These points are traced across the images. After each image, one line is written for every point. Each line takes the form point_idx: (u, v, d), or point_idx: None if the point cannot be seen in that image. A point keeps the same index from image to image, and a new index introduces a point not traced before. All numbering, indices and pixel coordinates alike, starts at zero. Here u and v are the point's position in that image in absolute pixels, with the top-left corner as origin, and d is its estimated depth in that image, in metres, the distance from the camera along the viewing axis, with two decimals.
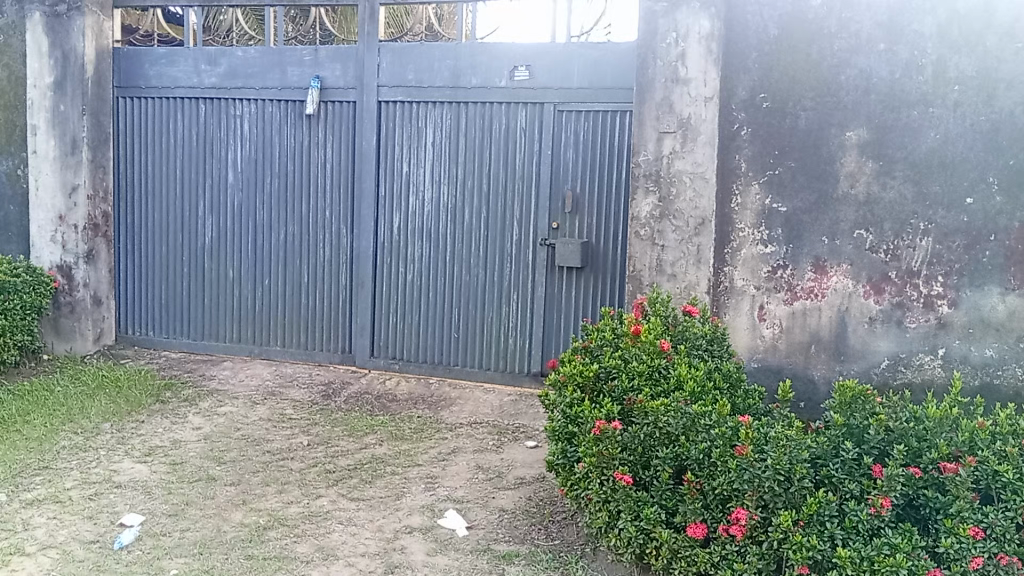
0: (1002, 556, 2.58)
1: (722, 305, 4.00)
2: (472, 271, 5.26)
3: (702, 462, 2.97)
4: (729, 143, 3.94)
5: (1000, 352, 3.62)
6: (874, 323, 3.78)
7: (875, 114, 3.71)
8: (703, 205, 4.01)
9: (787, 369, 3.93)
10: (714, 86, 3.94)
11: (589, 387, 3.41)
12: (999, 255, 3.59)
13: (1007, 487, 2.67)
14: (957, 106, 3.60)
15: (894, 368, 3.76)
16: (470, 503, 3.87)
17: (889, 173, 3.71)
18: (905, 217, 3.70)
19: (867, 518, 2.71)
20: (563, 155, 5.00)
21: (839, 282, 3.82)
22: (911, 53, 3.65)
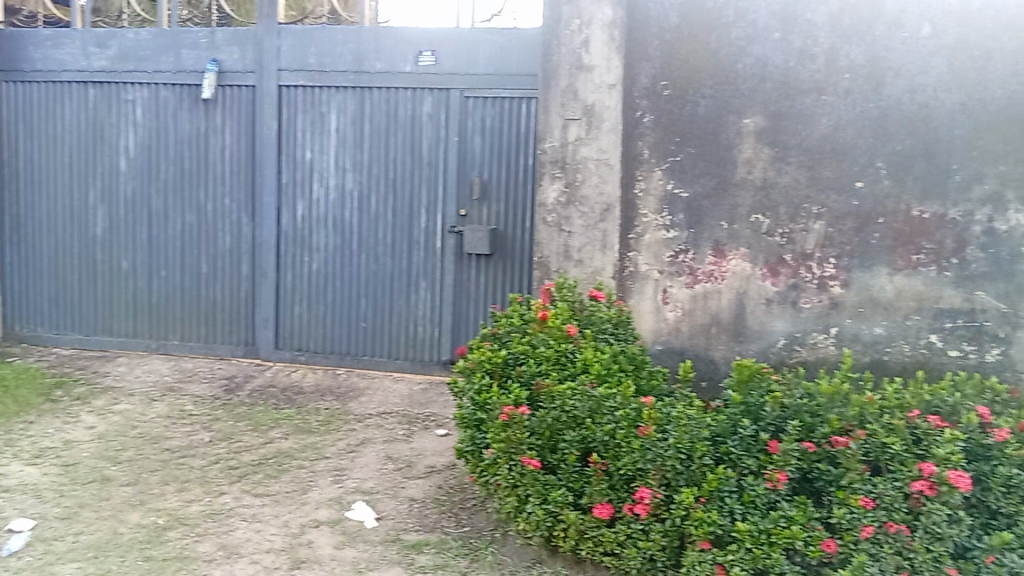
0: (890, 524, 2.67)
1: (627, 290, 4.06)
2: (379, 260, 5.18)
3: (607, 444, 3.00)
4: (632, 130, 4.00)
5: (889, 330, 3.77)
6: (771, 305, 3.90)
7: (771, 101, 3.82)
8: (607, 191, 4.05)
9: (689, 350, 4.02)
10: (617, 73, 3.98)
11: (498, 372, 3.42)
12: (888, 237, 3.74)
13: (894, 458, 2.75)
14: (848, 93, 3.74)
15: (791, 347, 3.89)
16: (380, 494, 3.82)
17: (784, 159, 3.83)
18: (799, 201, 3.82)
19: (764, 492, 2.80)
20: (469, 142, 4.98)
21: (737, 265, 3.93)
22: (803, 42, 3.77)
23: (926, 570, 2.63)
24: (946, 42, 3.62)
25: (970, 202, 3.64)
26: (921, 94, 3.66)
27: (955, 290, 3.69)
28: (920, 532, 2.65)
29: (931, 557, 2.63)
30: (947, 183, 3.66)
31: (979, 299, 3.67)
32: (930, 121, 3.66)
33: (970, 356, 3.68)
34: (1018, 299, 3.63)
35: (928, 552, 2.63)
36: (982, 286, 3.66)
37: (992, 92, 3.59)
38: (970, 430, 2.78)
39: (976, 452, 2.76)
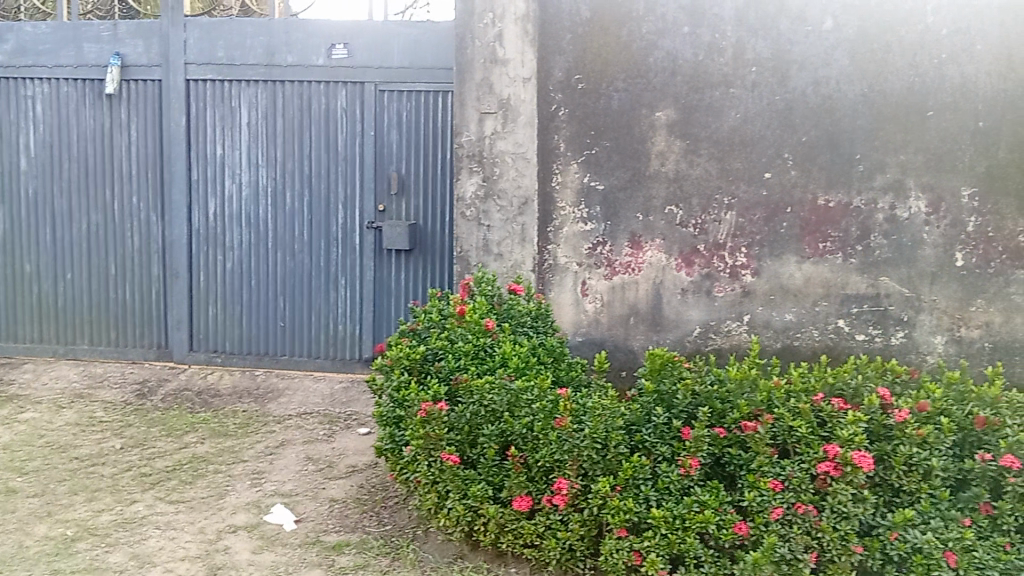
0: (798, 505, 2.74)
1: (547, 283, 4.08)
2: (296, 257, 5.09)
3: (526, 436, 3.02)
4: (547, 124, 4.01)
5: (799, 316, 3.87)
6: (686, 294, 3.97)
7: (682, 94, 3.88)
8: (525, 184, 4.05)
9: (608, 341, 4.07)
10: (532, 66, 3.99)
11: (417, 369, 3.36)
12: (795, 226, 3.83)
13: (800, 440, 2.80)
14: (755, 87, 3.82)
15: (706, 335, 3.97)
16: (299, 496, 3.75)
17: (695, 151, 3.89)
18: (711, 192, 3.90)
19: (677, 478, 2.87)
20: (386, 136, 4.93)
21: (653, 256, 3.98)
22: (712, 36, 3.83)
23: (833, 549, 2.72)
24: (847, 36, 3.73)
25: (873, 190, 3.76)
26: (825, 87, 3.76)
27: (861, 276, 3.80)
28: (827, 512, 2.73)
29: (838, 536, 2.71)
30: (851, 173, 3.77)
31: (883, 284, 3.79)
32: (833, 113, 3.77)
33: (877, 339, 3.81)
34: (920, 283, 3.77)
35: (835, 531, 2.72)
36: (886, 272, 3.78)
37: (892, 84, 3.71)
38: (872, 412, 2.82)
39: (879, 433, 2.81)
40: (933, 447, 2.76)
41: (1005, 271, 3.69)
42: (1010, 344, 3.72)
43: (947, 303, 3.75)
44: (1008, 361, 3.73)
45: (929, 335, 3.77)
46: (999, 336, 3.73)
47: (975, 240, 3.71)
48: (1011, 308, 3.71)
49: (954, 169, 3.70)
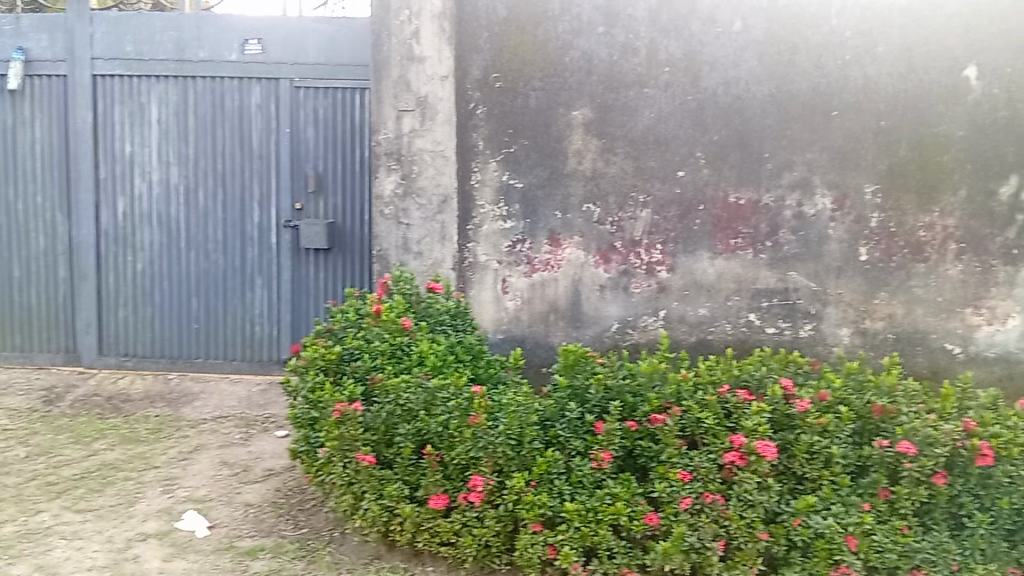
0: (706, 495, 2.81)
1: (467, 281, 4.09)
2: (210, 257, 4.98)
3: (442, 434, 2.98)
4: (465, 122, 4.01)
5: (712, 310, 3.96)
6: (604, 290, 4.02)
7: (597, 94, 3.92)
8: (444, 182, 4.04)
9: (528, 338, 4.09)
10: (449, 64, 3.98)
11: (332, 370, 3.31)
12: (708, 223, 3.92)
13: (707, 431, 2.88)
14: (667, 87, 3.88)
15: (623, 331, 4.03)
16: (213, 501, 3.67)
17: (611, 150, 3.94)
18: (627, 190, 3.95)
19: (590, 472, 2.91)
20: (302, 133, 4.86)
21: (571, 253, 4.03)
22: (625, 36, 3.88)
23: (740, 536, 2.79)
24: (756, 37, 3.79)
25: (781, 188, 3.85)
26: (735, 87, 3.83)
27: (771, 271, 3.90)
28: (733, 500, 2.80)
29: (744, 523, 2.79)
30: (760, 171, 3.85)
31: (791, 279, 3.89)
32: (743, 113, 3.83)
33: (786, 332, 3.91)
34: (827, 277, 3.87)
35: (742, 519, 2.79)
36: (794, 267, 3.88)
37: (798, 85, 3.78)
38: (775, 402, 2.92)
39: (782, 423, 2.90)
40: (833, 434, 2.86)
41: (906, 265, 3.79)
42: (912, 335, 3.82)
43: (852, 296, 3.85)
44: (909, 351, 3.83)
45: (835, 328, 3.88)
46: (901, 327, 3.83)
47: (877, 235, 3.80)
48: (912, 300, 3.81)
49: (857, 167, 3.78)
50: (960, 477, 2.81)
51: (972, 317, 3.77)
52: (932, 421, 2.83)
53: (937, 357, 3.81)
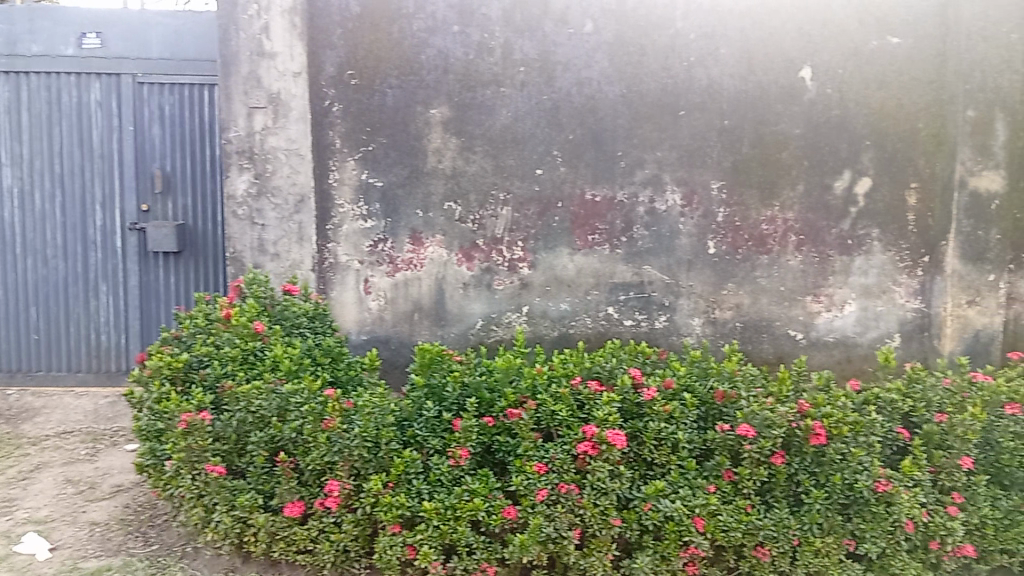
0: (561, 485, 2.86)
1: (328, 282, 4.02)
2: (50, 264, 4.75)
3: (296, 441, 2.92)
4: (321, 120, 3.93)
5: (573, 305, 4.05)
6: (467, 288, 4.04)
7: (454, 92, 3.92)
8: (300, 181, 3.96)
9: (392, 338, 4.07)
10: (302, 61, 3.90)
11: (180, 378, 3.20)
12: (566, 220, 3.99)
13: (562, 423, 2.96)
14: (523, 86, 3.92)
15: (487, 327, 4.06)
16: (56, 522, 3.46)
17: (470, 148, 3.95)
18: (487, 188, 3.98)
19: (448, 470, 2.92)
20: (147, 131, 4.71)
21: (434, 252, 4.02)
22: (480, 35, 3.89)
23: (595, 524, 2.86)
24: (606, 39, 3.88)
25: (634, 185, 3.96)
26: (587, 87, 3.91)
27: (626, 265, 4.02)
28: (587, 489, 2.86)
29: (598, 511, 2.85)
30: (614, 169, 3.96)
31: (646, 273, 4.02)
32: (596, 112, 3.93)
33: (642, 324, 4.05)
34: (678, 271, 4.02)
35: (596, 507, 2.85)
36: (648, 261, 4.01)
37: (647, 85, 3.90)
38: (624, 392, 3.03)
39: (632, 411, 3.02)
40: (679, 420, 2.99)
41: (751, 257, 3.98)
42: (758, 323, 4.02)
43: (702, 288, 4.02)
44: (755, 339, 4.03)
45: (687, 318, 4.04)
46: (748, 316, 4.02)
47: (724, 229, 3.97)
48: (757, 290, 4.00)
49: (704, 164, 3.93)
50: (796, 456, 2.97)
51: (812, 305, 3.99)
52: (770, 404, 2.97)
53: (781, 344, 4.02)
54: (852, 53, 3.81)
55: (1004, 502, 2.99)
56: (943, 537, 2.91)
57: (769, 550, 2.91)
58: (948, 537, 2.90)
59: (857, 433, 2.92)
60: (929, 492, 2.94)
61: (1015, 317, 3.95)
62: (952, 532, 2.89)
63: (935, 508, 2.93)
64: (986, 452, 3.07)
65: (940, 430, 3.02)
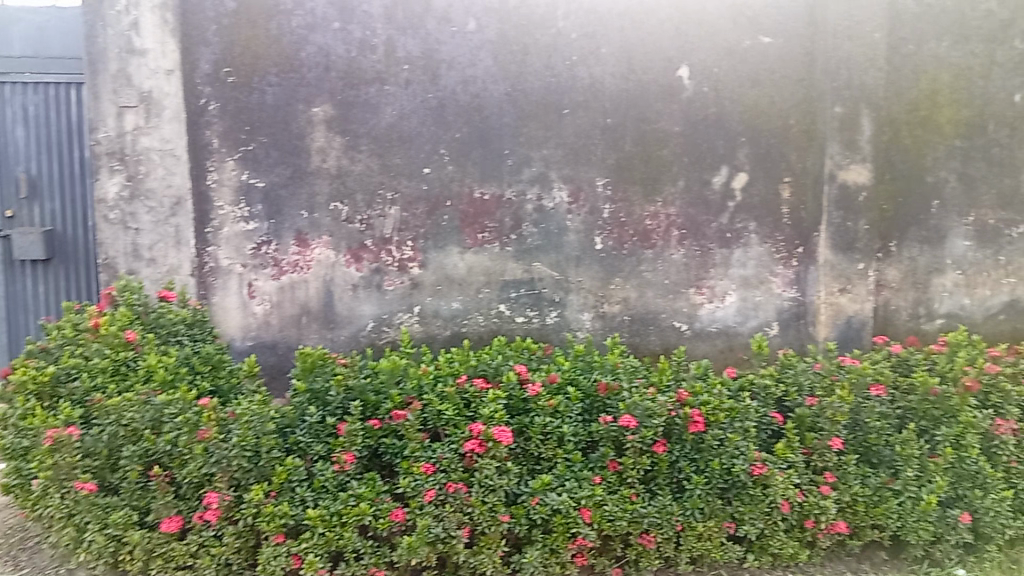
0: (449, 485, 2.86)
1: (210, 287, 3.91)
2: None
3: (172, 454, 2.81)
4: (197, 119, 3.80)
5: (464, 303, 4.05)
6: (356, 289, 3.98)
7: (337, 90, 3.84)
8: (176, 183, 3.83)
9: (280, 342, 3.98)
10: (175, 58, 3.76)
11: (47, 394, 3.05)
12: (455, 219, 3.98)
13: (449, 422, 2.95)
14: (407, 84, 3.88)
15: (378, 329, 4.02)
16: None
17: (355, 147, 3.89)
18: (374, 188, 3.92)
19: (333, 476, 2.87)
20: (10, 134, 4.50)
21: (321, 253, 3.94)
22: (362, 33, 3.82)
23: (483, 521, 2.86)
24: (489, 37, 3.88)
25: (521, 182, 3.98)
26: (472, 86, 3.90)
27: (517, 263, 4.04)
28: (475, 487, 2.86)
29: (486, 508, 2.86)
30: (501, 167, 3.96)
31: (536, 269, 4.05)
32: (482, 110, 3.92)
33: (534, 320, 4.08)
34: (567, 266, 4.07)
35: (484, 504, 2.86)
36: (537, 258, 4.05)
37: (531, 84, 3.92)
38: (510, 388, 3.07)
39: (518, 407, 3.06)
40: (563, 414, 3.05)
41: (636, 251, 4.07)
42: (644, 316, 4.11)
43: (591, 283, 4.08)
44: (643, 331, 4.12)
45: (577, 313, 4.09)
46: (635, 309, 4.11)
47: (610, 225, 4.04)
48: (643, 284, 4.09)
49: (589, 162, 3.99)
50: (677, 443, 3.05)
51: (696, 297, 4.11)
52: (649, 394, 3.05)
53: (667, 335, 4.12)
54: (726, 53, 3.93)
55: (873, 479, 3.10)
56: (817, 515, 3.02)
57: (654, 536, 2.99)
58: (822, 516, 3.02)
59: (733, 419, 3.04)
60: (803, 473, 3.05)
61: (885, 303, 4.13)
62: (825, 510, 3.01)
63: (810, 488, 3.04)
64: (855, 433, 3.19)
65: (812, 413, 3.16)
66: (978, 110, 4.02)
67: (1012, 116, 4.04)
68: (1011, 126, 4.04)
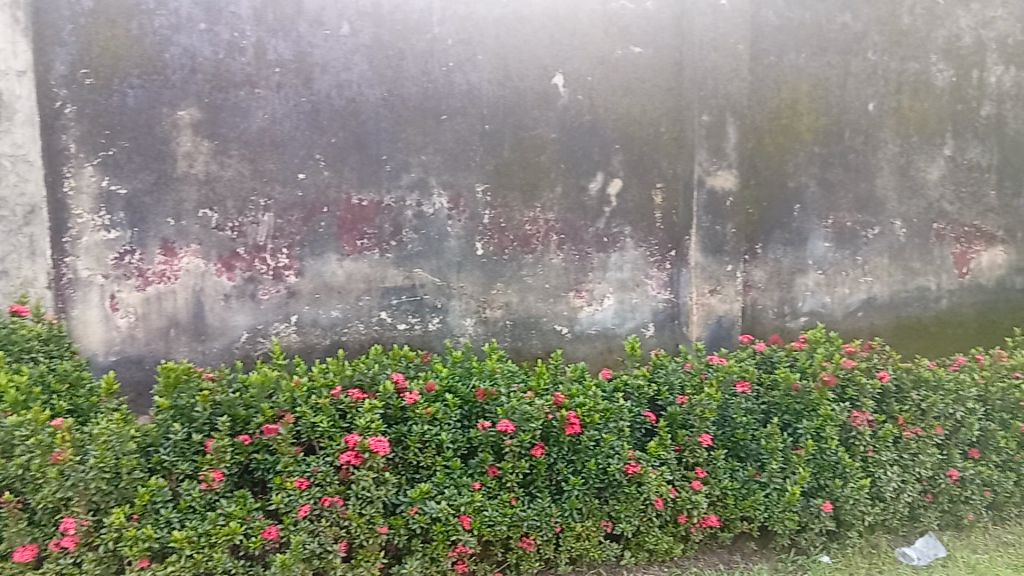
0: (325, 499, 2.79)
1: (68, 300, 3.71)
2: None
3: (23, 479, 2.61)
4: (52, 122, 3.60)
5: (343, 312, 3.97)
6: (229, 300, 3.85)
7: (204, 93, 3.71)
8: (29, 190, 3.63)
9: (148, 356, 3.82)
10: (27, 59, 3.55)
11: None
12: (333, 225, 3.90)
13: (323, 435, 2.88)
14: (279, 88, 3.77)
15: (253, 339, 3.90)
16: None
17: (225, 152, 3.76)
18: (246, 194, 3.80)
19: (200, 495, 2.77)
20: None
21: (189, 262, 3.79)
22: (230, 34, 3.70)
23: (361, 534, 2.82)
24: (364, 41, 3.82)
25: (400, 189, 3.94)
26: (347, 90, 3.83)
27: (397, 269, 4.00)
28: (352, 499, 2.82)
29: (364, 521, 2.82)
30: (379, 173, 3.91)
31: (417, 276, 4.02)
32: (358, 116, 3.86)
33: (416, 327, 4.06)
34: (449, 272, 4.06)
35: (361, 516, 2.82)
36: (418, 264, 4.02)
37: (408, 89, 3.88)
38: (387, 398, 3.02)
39: (396, 416, 3.02)
40: (442, 422, 3.03)
41: (517, 256, 4.10)
42: (526, 320, 4.15)
43: (472, 288, 4.08)
44: (525, 335, 4.16)
45: (460, 319, 4.09)
46: (517, 314, 4.14)
47: (490, 231, 4.05)
48: (524, 289, 4.13)
49: (468, 167, 3.99)
50: (555, 445, 3.08)
51: (575, 300, 4.17)
52: (527, 398, 3.07)
53: (549, 338, 4.18)
54: (599, 62, 4.01)
55: (740, 473, 3.24)
56: (689, 510, 3.11)
57: (534, 539, 3.01)
58: (694, 510, 3.11)
59: (608, 419, 3.11)
60: (675, 469, 3.15)
61: (753, 303, 4.31)
62: (697, 504, 3.11)
63: (682, 483, 3.14)
64: (724, 428, 3.32)
65: (683, 411, 3.26)
66: (834, 118, 4.23)
67: (865, 124, 4.27)
68: (864, 134, 4.27)
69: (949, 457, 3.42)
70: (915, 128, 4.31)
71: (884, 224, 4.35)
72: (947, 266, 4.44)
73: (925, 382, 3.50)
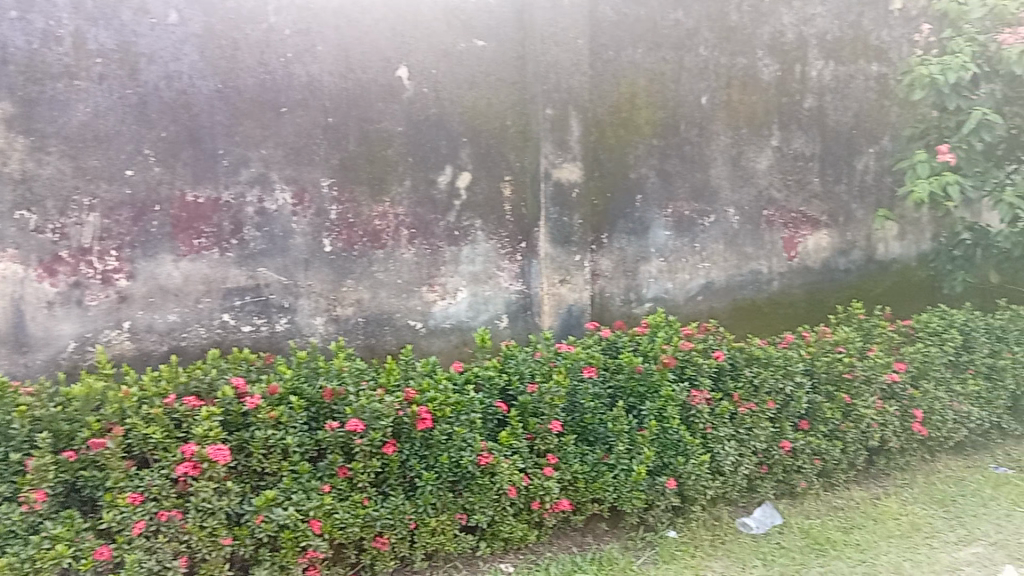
0: (161, 513, 2.66)
1: None
2: None
3: None
4: None
5: (182, 316, 3.78)
6: (53, 307, 3.59)
7: (17, 86, 3.43)
8: None
9: None
10: None
11: None
12: (166, 224, 3.70)
13: (158, 446, 2.74)
14: (102, 80, 3.54)
15: (83, 349, 3.65)
16: None
17: (42, 149, 3.49)
18: (67, 193, 3.54)
19: (21, 518, 2.56)
20: None
21: (5, 268, 3.51)
22: (45, 23, 3.44)
23: (203, 547, 2.70)
24: (194, 31, 3.64)
25: (239, 184, 3.79)
26: (177, 82, 3.64)
27: (239, 269, 3.85)
28: (192, 512, 2.69)
29: (205, 533, 2.70)
30: (215, 168, 3.74)
31: (261, 275, 3.89)
32: (190, 108, 3.67)
33: (262, 328, 3.92)
34: (295, 270, 3.94)
35: (203, 529, 2.70)
36: (262, 263, 3.88)
37: (244, 81, 3.74)
38: (226, 404, 2.91)
39: (237, 422, 2.92)
40: (287, 425, 2.93)
41: (366, 252, 4.02)
42: (378, 317, 4.09)
43: (321, 286, 3.98)
44: (378, 332, 4.10)
45: (308, 318, 3.98)
46: (369, 310, 4.07)
47: (337, 226, 3.96)
48: (375, 285, 4.06)
49: (311, 162, 3.88)
50: (407, 441, 3.06)
51: (428, 294, 4.15)
52: (376, 396, 3.01)
53: (402, 334, 4.14)
54: (443, 55, 4.00)
55: (590, 456, 3.31)
56: (542, 496, 3.17)
57: (388, 538, 2.99)
58: (546, 496, 3.17)
59: (459, 412, 3.13)
60: (527, 457, 3.19)
61: (600, 291, 4.42)
62: (549, 490, 3.16)
63: (534, 471, 3.18)
64: (573, 414, 3.40)
65: (533, 399, 3.29)
66: (670, 111, 4.41)
67: (699, 117, 4.47)
68: (699, 127, 4.47)
69: (781, 430, 3.64)
70: (745, 120, 4.55)
71: (718, 211, 4.58)
72: (777, 250, 4.72)
73: (756, 359, 3.72)
